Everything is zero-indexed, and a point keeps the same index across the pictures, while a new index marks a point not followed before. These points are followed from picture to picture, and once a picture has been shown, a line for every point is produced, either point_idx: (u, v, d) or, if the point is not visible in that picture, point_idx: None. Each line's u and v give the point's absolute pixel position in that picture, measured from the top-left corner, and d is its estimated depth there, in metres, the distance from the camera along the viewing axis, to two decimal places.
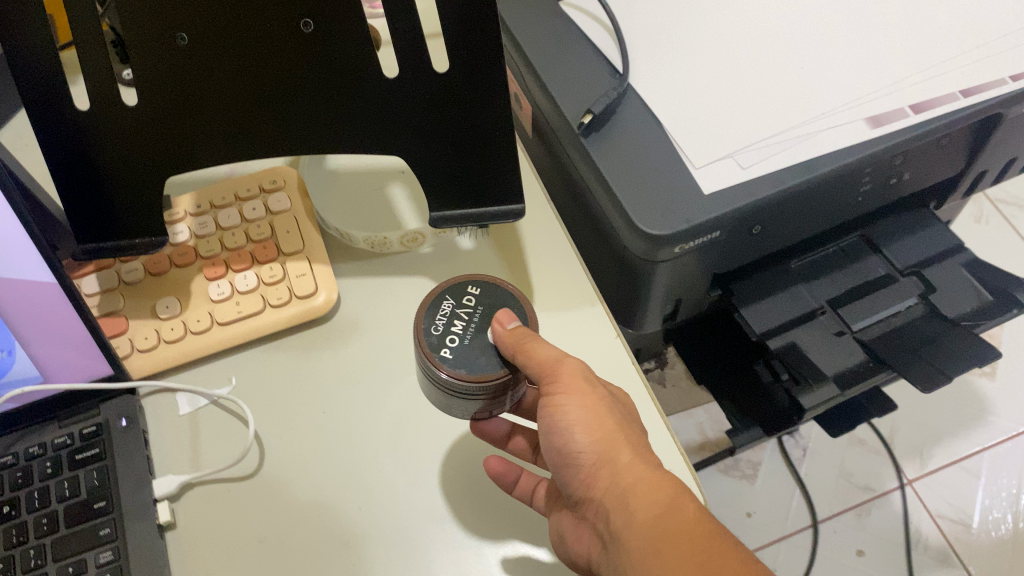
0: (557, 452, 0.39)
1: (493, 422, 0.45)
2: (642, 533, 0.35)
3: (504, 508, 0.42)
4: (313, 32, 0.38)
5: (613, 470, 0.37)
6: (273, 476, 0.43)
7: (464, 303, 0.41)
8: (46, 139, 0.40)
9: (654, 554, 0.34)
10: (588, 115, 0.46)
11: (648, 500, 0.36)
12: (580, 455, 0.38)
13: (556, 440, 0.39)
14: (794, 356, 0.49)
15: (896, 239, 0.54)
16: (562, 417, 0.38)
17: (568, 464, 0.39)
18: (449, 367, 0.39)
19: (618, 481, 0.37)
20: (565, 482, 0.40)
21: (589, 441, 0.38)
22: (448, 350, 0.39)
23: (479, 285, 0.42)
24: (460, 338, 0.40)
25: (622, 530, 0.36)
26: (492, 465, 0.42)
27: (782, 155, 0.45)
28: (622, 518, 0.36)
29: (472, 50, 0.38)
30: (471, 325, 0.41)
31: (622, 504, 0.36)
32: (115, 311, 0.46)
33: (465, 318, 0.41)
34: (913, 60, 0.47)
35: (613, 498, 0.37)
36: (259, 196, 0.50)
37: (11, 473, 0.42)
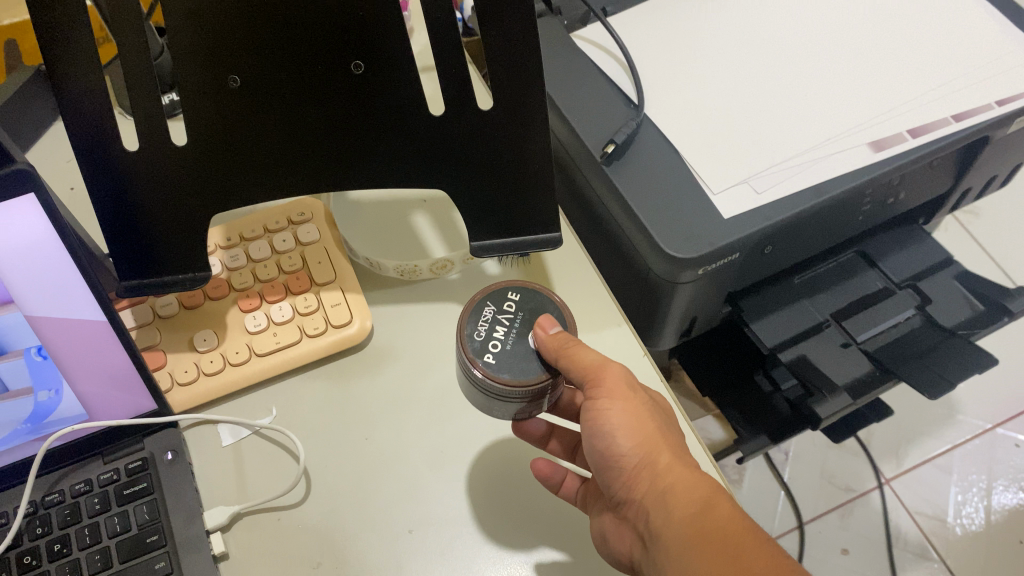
0: (597, 455, 0.41)
1: (535, 424, 0.46)
2: (682, 531, 0.37)
3: (547, 526, 0.44)
4: (363, 74, 0.40)
5: (654, 471, 0.39)
6: (320, 503, 0.44)
7: (505, 308, 0.42)
8: (93, 179, 0.40)
9: (693, 551, 0.36)
10: (611, 145, 0.48)
11: (687, 498, 0.38)
12: (621, 457, 0.40)
13: (597, 445, 0.41)
14: (805, 367, 0.52)
15: (891, 254, 0.58)
16: (604, 421, 0.40)
17: (608, 466, 0.41)
18: (489, 370, 0.40)
19: (660, 482, 0.39)
20: (605, 484, 0.42)
21: (630, 444, 0.40)
22: (491, 355, 0.40)
23: (518, 290, 0.43)
24: (503, 343, 0.41)
25: (663, 529, 0.38)
26: (539, 468, 0.44)
27: (793, 180, 0.47)
28: (662, 515, 0.38)
29: (515, 89, 0.41)
30: (512, 330, 0.42)
31: (663, 503, 0.38)
32: (153, 345, 0.47)
33: (507, 323, 0.42)
34: (907, 84, 0.50)
35: (654, 497, 0.39)
36: (288, 228, 0.51)
37: (59, 511, 0.42)
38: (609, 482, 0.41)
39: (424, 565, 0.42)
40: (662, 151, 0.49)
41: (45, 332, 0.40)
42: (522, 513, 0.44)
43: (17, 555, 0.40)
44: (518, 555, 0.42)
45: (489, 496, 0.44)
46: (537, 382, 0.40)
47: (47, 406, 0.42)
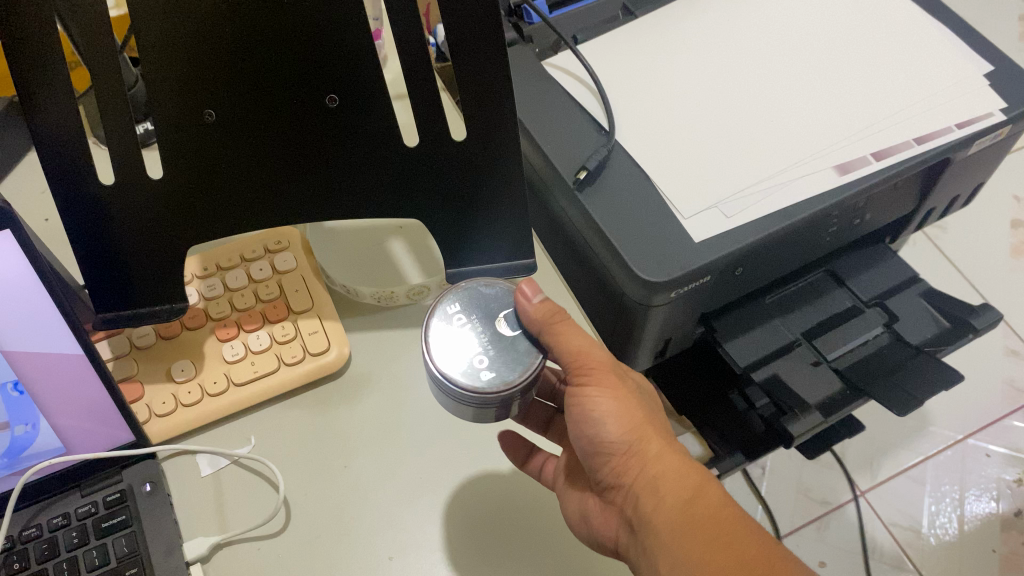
0: (585, 442, 0.42)
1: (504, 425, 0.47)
2: (673, 519, 0.38)
3: (526, 550, 0.44)
4: (338, 107, 0.41)
5: (644, 458, 0.40)
6: (299, 532, 0.44)
7: (457, 321, 0.39)
8: (70, 214, 0.41)
9: (685, 538, 0.37)
10: (583, 171, 0.49)
11: (677, 486, 0.39)
12: (609, 445, 0.40)
13: (585, 431, 0.41)
14: (776, 387, 0.53)
15: (859, 273, 0.59)
16: (592, 408, 0.40)
17: (596, 453, 0.41)
18: (498, 382, 0.37)
19: (649, 468, 0.40)
20: (592, 468, 0.42)
21: (619, 431, 0.40)
22: (485, 369, 0.38)
23: (455, 296, 0.40)
24: (485, 352, 0.38)
25: (652, 516, 0.39)
26: (505, 439, 0.47)
27: (762, 204, 0.48)
28: (653, 502, 0.39)
29: (488, 119, 0.42)
30: (481, 336, 0.39)
31: (653, 489, 0.39)
32: (130, 377, 0.47)
33: (471, 333, 0.39)
34: (870, 108, 0.52)
35: (644, 483, 0.40)
36: (265, 257, 0.52)
37: (37, 546, 0.42)
38: (597, 467, 0.42)
39: None
40: (634, 176, 0.50)
41: (22, 366, 0.40)
42: (501, 538, 0.44)
43: None
44: None
45: (467, 521, 0.45)
46: (516, 383, 0.37)
47: (23, 440, 0.42)
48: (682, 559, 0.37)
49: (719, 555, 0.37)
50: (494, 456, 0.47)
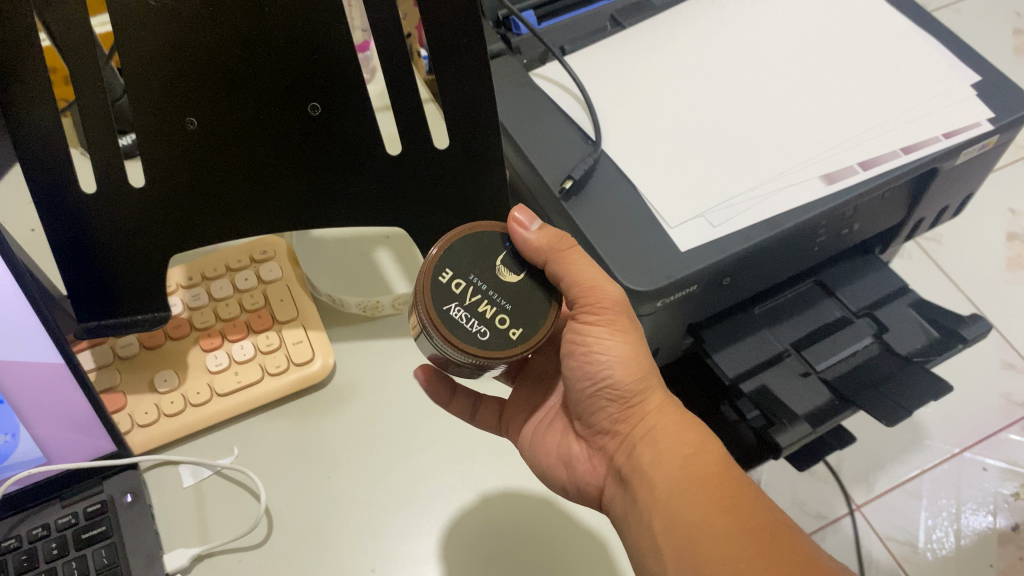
0: (585, 385, 0.42)
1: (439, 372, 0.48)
2: (672, 470, 0.39)
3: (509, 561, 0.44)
4: (320, 115, 0.41)
5: (642, 408, 0.41)
6: (282, 544, 0.44)
7: (458, 290, 0.37)
8: (51, 222, 0.40)
9: (684, 489, 0.38)
10: (569, 180, 0.49)
11: (676, 440, 0.40)
12: (613, 391, 0.41)
13: (588, 375, 0.42)
14: (765, 398, 0.52)
15: (848, 283, 0.59)
16: (602, 351, 0.40)
17: (593, 395, 0.42)
18: (530, 343, 0.37)
19: (648, 420, 0.41)
20: (589, 411, 0.43)
21: (625, 379, 0.41)
22: (509, 330, 0.37)
23: (442, 264, 0.37)
24: (501, 309, 0.37)
25: (649, 464, 0.40)
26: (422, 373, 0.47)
27: (748, 213, 0.48)
28: (652, 451, 0.40)
29: (471, 128, 0.42)
30: (487, 292, 0.37)
31: (650, 440, 0.40)
32: (113, 387, 0.47)
33: (477, 295, 0.37)
34: (856, 117, 0.52)
35: (640, 433, 0.41)
36: (250, 266, 0.52)
37: (16, 557, 0.41)
38: (589, 411, 0.43)
39: None
40: (620, 186, 0.50)
41: (0, 375, 0.39)
42: (484, 550, 0.44)
43: None
44: None
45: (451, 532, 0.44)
46: (538, 339, 0.37)
47: (3, 449, 0.41)
48: (681, 511, 0.37)
49: (722, 510, 0.37)
50: (479, 466, 0.47)
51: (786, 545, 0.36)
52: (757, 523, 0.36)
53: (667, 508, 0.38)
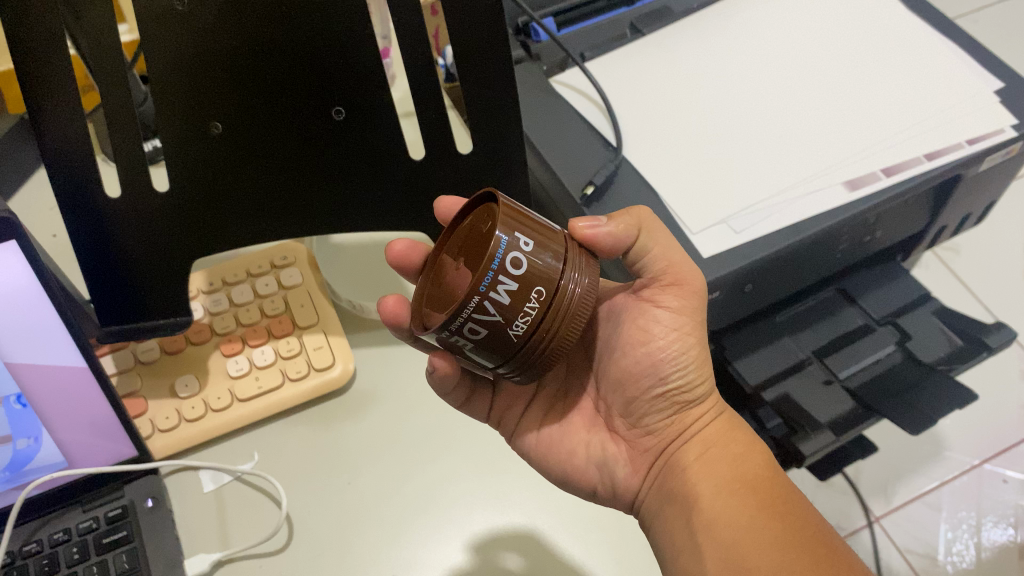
0: (644, 383, 0.41)
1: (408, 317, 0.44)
2: (721, 470, 0.39)
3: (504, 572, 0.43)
4: (344, 119, 0.41)
5: (698, 408, 0.42)
6: (302, 550, 0.44)
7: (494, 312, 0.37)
8: (75, 226, 0.40)
9: (729, 490, 0.38)
10: (591, 186, 0.49)
11: (724, 444, 0.41)
12: (675, 389, 0.41)
13: (649, 373, 0.41)
14: (788, 406, 0.52)
15: (869, 290, 0.58)
16: (675, 346, 0.41)
17: (652, 398, 0.42)
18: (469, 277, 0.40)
19: (703, 421, 0.41)
20: (639, 409, 0.43)
21: (689, 378, 0.41)
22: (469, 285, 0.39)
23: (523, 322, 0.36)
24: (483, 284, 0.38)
25: (694, 462, 0.40)
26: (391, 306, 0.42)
27: (772, 219, 0.48)
28: (704, 451, 0.40)
29: (494, 132, 0.41)
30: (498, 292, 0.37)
31: (704, 445, 0.41)
32: (134, 392, 0.47)
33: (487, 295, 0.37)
34: (879, 122, 0.52)
35: (695, 434, 0.41)
36: (271, 272, 0.52)
37: (37, 561, 0.41)
38: (639, 410, 0.43)
39: None
40: (641, 193, 0.50)
41: (22, 378, 0.39)
42: (494, 558, 0.43)
43: None
44: None
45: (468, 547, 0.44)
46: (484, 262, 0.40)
47: (25, 454, 0.41)
48: (726, 512, 0.37)
49: (770, 514, 0.36)
50: (501, 472, 0.47)
51: (836, 554, 0.35)
52: (806, 535, 0.36)
53: (709, 506, 0.38)
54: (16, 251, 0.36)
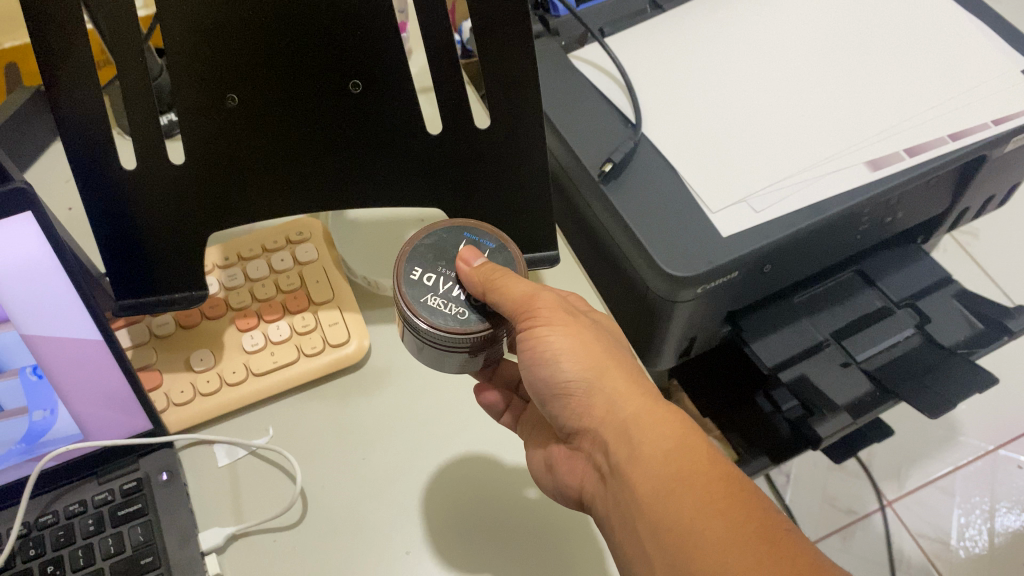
0: (545, 390, 0.40)
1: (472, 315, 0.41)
2: (652, 464, 0.36)
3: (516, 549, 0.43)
4: (361, 93, 0.40)
5: (602, 396, 0.39)
6: (316, 525, 0.44)
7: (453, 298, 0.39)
8: (91, 198, 0.40)
9: (667, 489, 0.35)
10: (609, 163, 0.48)
11: (653, 432, 0.37)
12: (567, 390, 0.39)
13: (541, 378, 0.40)
14: (804, 387, 0.52)
15: (888, 273, 0.57)
16: (548, 349, 0.39)
17: (556, 401, 0.40)
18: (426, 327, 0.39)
19: (613, 411, 0.38)
20: (558, 414, 0.41)
21: (575, 374, 0.39)
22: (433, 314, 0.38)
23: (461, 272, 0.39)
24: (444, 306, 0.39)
25: (625, 464, 0.37)
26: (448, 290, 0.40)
27: (793, 198, 0.47)
28: (627, 450, 0.37)
29: (513, 106, 0.41)
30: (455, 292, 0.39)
31: (625, 436, 0.37)
32: (149, 365, 0.47)
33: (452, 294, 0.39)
34: (904, 101, 0.51)
35: (608, 428, 0.38)
36: (286, 248, 0.52)
37: (53, 533, 0.41)
38: (557, 414, 0.41)
39: None
40: (659, 171, 0.49)
41: (39, 351, 0.39)
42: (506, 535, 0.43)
43: None
44: None
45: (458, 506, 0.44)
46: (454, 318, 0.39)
47: (41, 426, 0.42)
48: (668, 516, 0.35)
49: (715, 513, 0.34)
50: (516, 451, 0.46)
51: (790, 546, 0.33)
52: (752, 531, 0.34)
53: (650, 512, 0.35)
54: (36, 227, 0.36)
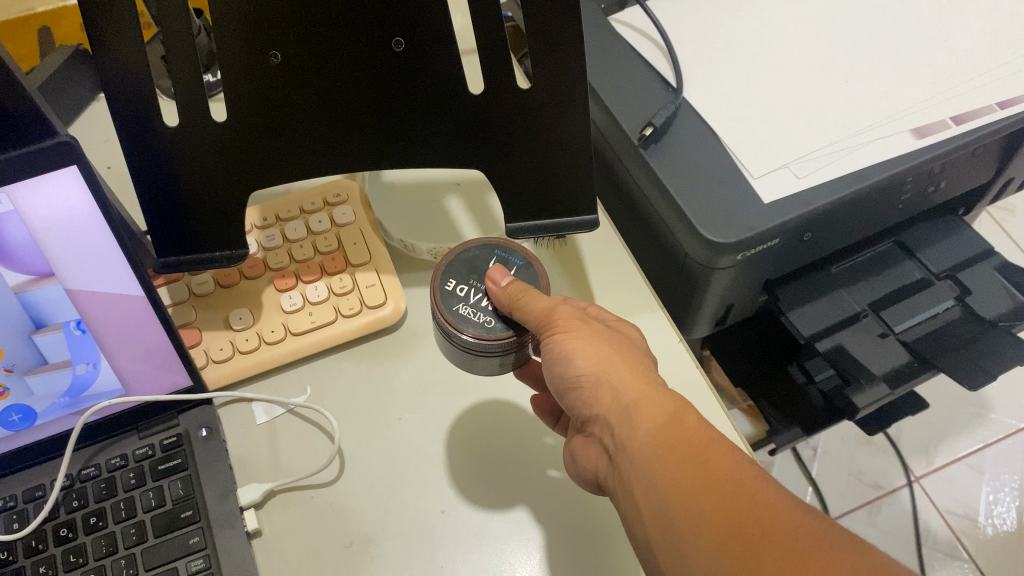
0: (559, 385, 0.39)
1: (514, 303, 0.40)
2: (648, 444, 0.35)
3: (549, 510, 0.43)
4: (403, 51, 0.40)
5: (610, 385, 0.37)
6: (352, 483, 0.44)
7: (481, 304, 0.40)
8: (135, 155, 0.41)
9: (659, 466, 0.34)
10: (649, 127, 0.48)
11: (650, 413, 0.36)
12: (578, 383, 0.38)
13: (555, 374, 0.39)
14: (841, 357, 0.51)
15: (929, 244, 0.57)
16: (561, 349, 0.38)
17: (570, 393, 0.39)
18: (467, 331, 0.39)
19: (617, 397, 0.37)
20: (570, 405, 0.40)
21: (585, 369, 0.38)
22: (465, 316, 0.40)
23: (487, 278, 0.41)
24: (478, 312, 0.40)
25: (626, 444, 0.36)
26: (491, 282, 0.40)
27: (836, 165, 0.47)
28: (628, 432, 0.36)
29: (556, 67, 0.40)
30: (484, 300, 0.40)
31: (626, 417, 0.36)
32: (189, 322, 0.47)
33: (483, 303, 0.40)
34: (952, 67, 0.50)
35: (614, 416, 0.37)
36: (324, 209, 0.52)
37: (96, 485, 0.42)
38: (570, 404, 0.40)
39: (455, 544, 0.42)
40: (700, 137, 0.49)
41: (83, 307, 0.40)
42: (541, 495, 0.43)
43: (53, 528, 0.41)
44: (550, 538, 0.42)
45: (470, 437, 0.46)
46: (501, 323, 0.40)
47: (84, 379, 0.42)
48: (662, 493, 0.34)
49: (706, 492, 0.33)
50: None
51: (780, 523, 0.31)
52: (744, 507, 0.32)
53: (646, 488, 0.34)
54: (85, 187, 0.36)
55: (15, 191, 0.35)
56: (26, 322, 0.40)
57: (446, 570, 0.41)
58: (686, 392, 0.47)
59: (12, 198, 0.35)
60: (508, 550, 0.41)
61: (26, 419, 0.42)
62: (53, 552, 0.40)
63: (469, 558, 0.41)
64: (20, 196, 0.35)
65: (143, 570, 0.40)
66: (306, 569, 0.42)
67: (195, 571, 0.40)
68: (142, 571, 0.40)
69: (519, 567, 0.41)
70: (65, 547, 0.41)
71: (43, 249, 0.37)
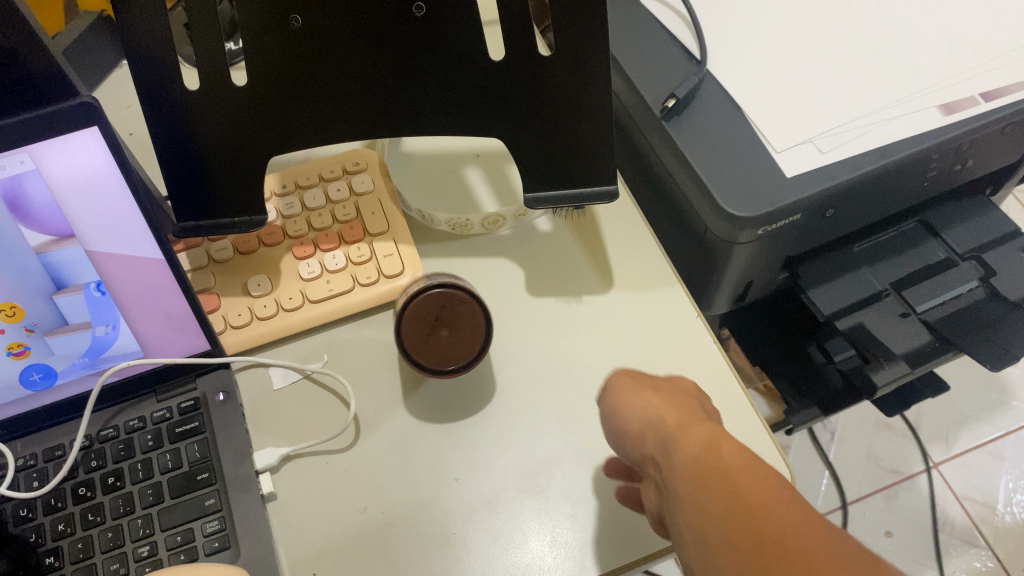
0: (617, 438, 0.37)
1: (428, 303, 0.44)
2: (683, 473, 0.30)
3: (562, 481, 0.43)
4: (424, 16, 0.40)
5: (657, 425, 0.34)
6: (367, 449, 0.44)
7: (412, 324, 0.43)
8: (155, 118, 0.41)
9: (692, 492, 0.29)
10: (672, 99, 0.47)
11: (688, 443, 0.31)
12: (631, 435, 0.35)
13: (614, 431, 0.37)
14: (862, 337, 0.51)
15: (955, 223, 0.56)
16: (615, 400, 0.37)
17: (631, 450, 0.36)
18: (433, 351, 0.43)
19: (662, 434, 0.33)
20: (631, 460, 0.36)
21: (635, 421, 0.36)
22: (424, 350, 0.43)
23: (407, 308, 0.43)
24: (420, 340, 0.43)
25: (669, 476, 0.31)
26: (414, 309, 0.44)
27: (860, 140, 0.46)
28: (668, 464, 0.31)
29: (578, 35, 0.40)
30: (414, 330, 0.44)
31: (669, 451, 0.32)
32: (208, 288, 0.48)
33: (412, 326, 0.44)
34: (983, 42, 0.49)
35: (660, 455, 0.33)
36: (343, 177, 0.52)
37: (114, 446, 0.43)
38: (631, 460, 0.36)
39: (468, 511, 0.42)
40: (723, 110, 0.48)
41: (103, 268, 0.40)
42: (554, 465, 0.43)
43: (72, 486, 0.42)
44: (562, 507, 0.42)
45: (485, 407, 0.46)
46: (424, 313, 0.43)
47: (103, 341, 0.43)
48: (694, 521, 0.28)
49: (735, 507, 0.27)
50: (566, 387, 0.46)
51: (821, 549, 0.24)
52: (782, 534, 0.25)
53: (684, 517, 0.29)
54: (105, 148, 0.36)
55: (36, 150, 0.35)
56: (47, 282, 0.40)
57: (458, 537, 0.41)
58: (703, 366, 0.47)
59: (34, 157, 0.35)
60: (521, 519, 0.41)
61: (47, 378, 0.43)
62: (71, 510, 0.41)
63: (481, 526, 0.41)
64: (42, 156, 0.36)
65: (159, 530, 0.41)
66: (320, 533, 0.42)
67: (210, 532, 0.41)
68: (158, 531, 0.41)
69: (531, 536, 0.41)
70: (83, 506, 0.41)
71: (64, 209, 0.38)
